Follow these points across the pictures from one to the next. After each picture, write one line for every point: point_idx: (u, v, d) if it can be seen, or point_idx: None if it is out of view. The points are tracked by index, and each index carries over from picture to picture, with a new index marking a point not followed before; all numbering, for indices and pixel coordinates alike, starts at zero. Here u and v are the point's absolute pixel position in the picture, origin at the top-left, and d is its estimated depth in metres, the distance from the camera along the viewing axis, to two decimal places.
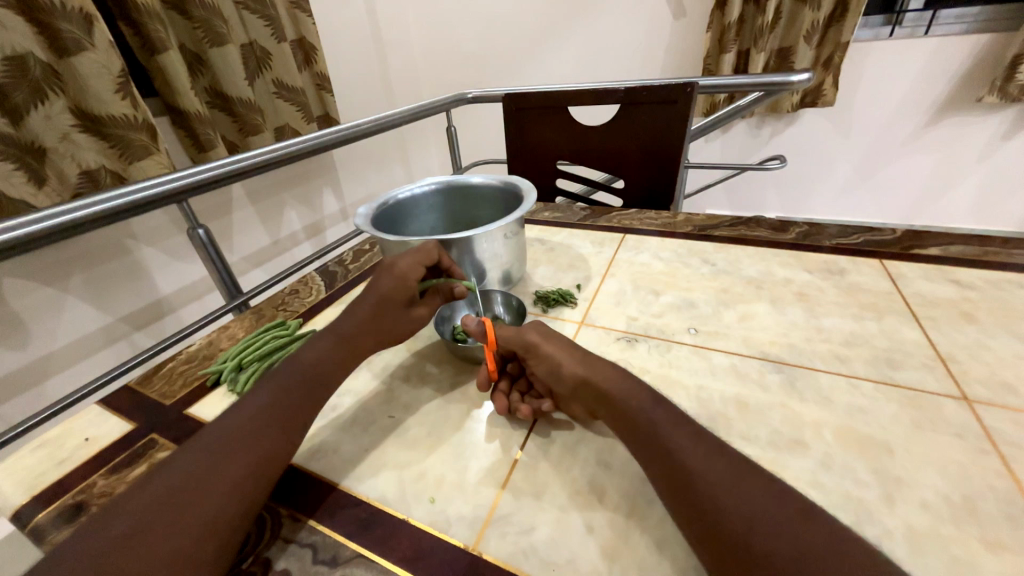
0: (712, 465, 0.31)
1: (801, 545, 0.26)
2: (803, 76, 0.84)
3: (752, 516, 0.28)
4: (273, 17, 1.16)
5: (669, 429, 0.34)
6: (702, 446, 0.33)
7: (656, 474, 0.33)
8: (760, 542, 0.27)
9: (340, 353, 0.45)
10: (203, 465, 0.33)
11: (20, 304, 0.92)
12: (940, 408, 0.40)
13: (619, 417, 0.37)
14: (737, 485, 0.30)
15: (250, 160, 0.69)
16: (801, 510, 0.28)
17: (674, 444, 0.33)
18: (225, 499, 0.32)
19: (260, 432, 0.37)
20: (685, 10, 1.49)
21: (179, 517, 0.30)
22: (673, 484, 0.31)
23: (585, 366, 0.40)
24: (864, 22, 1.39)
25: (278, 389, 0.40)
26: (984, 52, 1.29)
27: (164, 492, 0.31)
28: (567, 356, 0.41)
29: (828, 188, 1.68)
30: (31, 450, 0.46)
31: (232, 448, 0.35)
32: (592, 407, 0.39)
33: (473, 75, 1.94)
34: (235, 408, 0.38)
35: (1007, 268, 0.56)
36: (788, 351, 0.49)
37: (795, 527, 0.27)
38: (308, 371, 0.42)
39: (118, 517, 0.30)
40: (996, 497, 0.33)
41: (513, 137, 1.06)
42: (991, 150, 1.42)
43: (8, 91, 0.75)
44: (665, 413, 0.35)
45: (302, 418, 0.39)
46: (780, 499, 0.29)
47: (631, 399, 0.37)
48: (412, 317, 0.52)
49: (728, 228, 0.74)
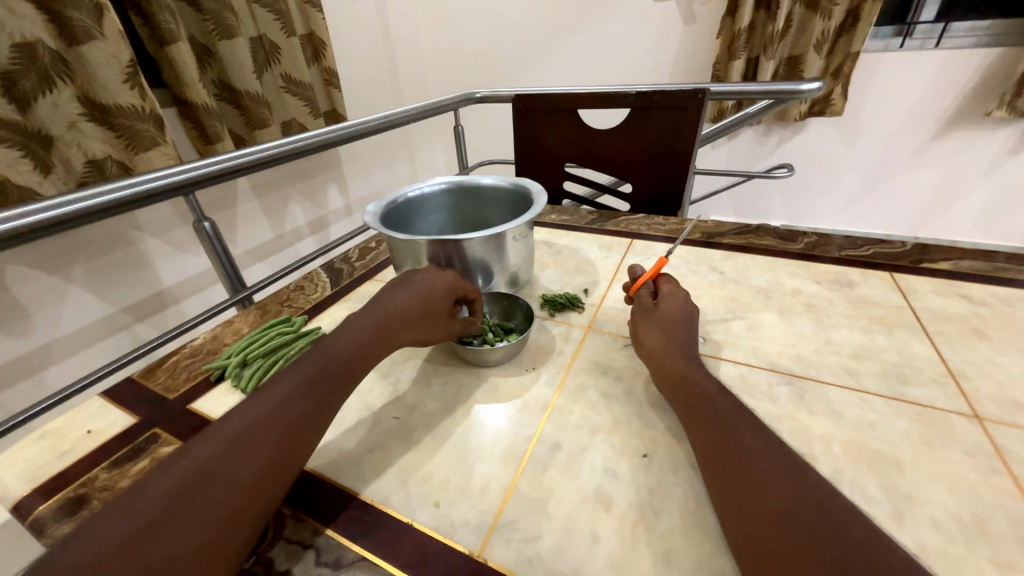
0: (760, 455, 0.32)
1: (849, 524, 0.27)
2: (814, 86, 0.84)
3: (785, 509, 0.28)
4: (283, 12, 1.16)
5: (729, 412, 0.36)
6: (753, 438, 0.33)
7: (705, 458, 0.34)
8: (806, 515, 0.27)
9: (364, 342, 0.44)
10: (224, 455, 0.33)
11: (22, 291, 0.91)
12: (950, 425, 0.40)
13: (685, 394, 0.39)
14: (776, 477, 0.30)
15: (258, 154, 0.68)
16: (838, 507, 0.28)
17: (732, 426, 0.35)
18: (244, 493, 0.32)
19: (282, 423, 0.36)
20: (696, 16, 1.49)
21: (200, 507, 0.30)
22: (726, 460, 0.33)
23: (679, 335, 0.45)
24: (875, 33, 1.38)
25: (300, 379, 0.39)
26: (993, 66, 1.29)
27: (186, 478, 0.31)
28: (678, 326, 0.46)
29: (834, 197, 1.67)
30: (32, 441, 0.45)
31: (252, 439, 0.34)
32: (666, 394, 0.42)
33: (481, 75, 1.94)
34: (259, 396, 0.38)
35: (1016, 284, 0.56)
36: (797, 363, 0.48)
37: (839, 509, 0.28)
38: (332, 361, 0.42)
39: (138, 502, 0.30)
40: (1007, 517, 0.33)
41: (521, 138, 1.06)
42: (996, 165, 1.42)
43: (17, 78, 0.75)
44: (728, 401, 0.37)
45: (324, 409, 0.39)
46: (815, 500, 0.28)
47: (706, 382, 0.39)
48: (447, 327, 0.50)
49: (736, 236, 0.74)
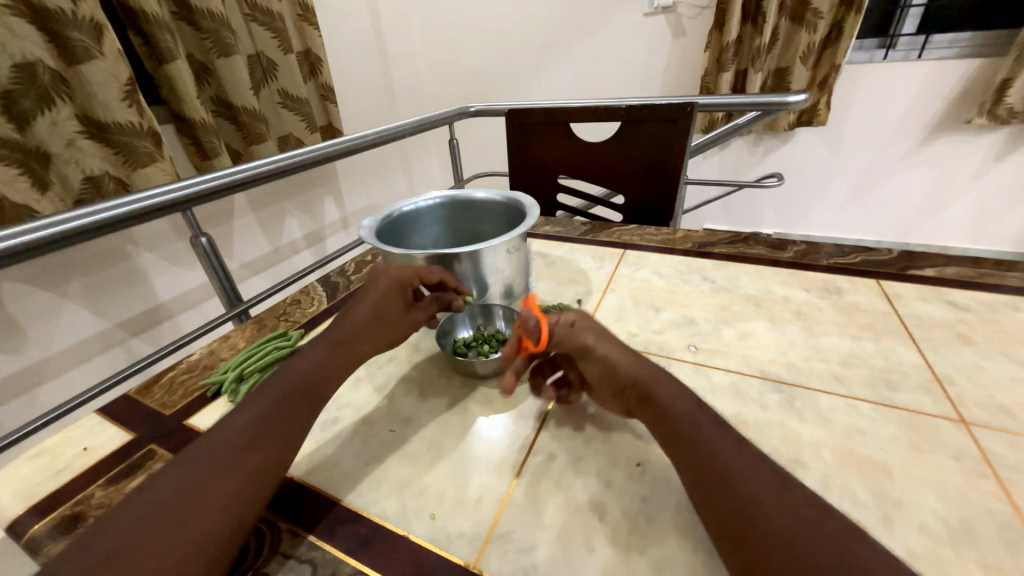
0: (749, 479, 0.31)
1: (846, 553, 0.26)
2: (799, 98, 0.86)
3: (781, 543, 0.27)
4: (281, 29, 1.18)
5: (710, 431, 0.34)
6: (739, 460, 0.32)
7: (692, 484, 0.32)
8: (804, 550, 0.26)
9: (335, 359, 0.44)
10: (194, 481, 0.32)
11: (16, 308, 0.91)
12: (936, 430, 0.41)
13: (660, 416, 0.36)
14: (770, 505, 0.29)
15: (254, 170, 0.69)
16: (835, 532, 0.27)
17: (717, 449, 0.33)
18: (215, 516, 0.31)
19: (251, 445, 0.35)
20: (685, 30, 1.53)
21: (169, 534, 0.29)
22: (714, 490, 0.31)
23: (645, 369, 0.39)
24: (859, 45, 1.43)
25: (267, 400, 0.39)
26: (974, 76, 1.32)
27: (154, 507, 0.30)
28: (622, 357, 0.39)
29: (825, 204, 1.70)
30: (27, 459, 0.45)
31: (223, 462, 0.34)
32: (639, 415, 0.38)
33: (476, 88, 1.97)
34: (227, 420, 0.38)
35: (1000, 290, 0.57)
36: (788, 370, 0.49)
37: (836, 537, 0.27)
38: (298, 380, 0.41)
39: (105, 535, 0.29)
40: (994, 521, 0.33)
41: (514, 151, 1.07)
42: (983, 171, 1.44)
43: (15, 97, 0.76)
44: (706, 419, 0.35)
45: (299, 428, 0.39)
46: (810, 532, 0.27)
47: (680, 401, 0.36)
48: (411, 318, 0.52)
49: (727, 245, 0.75)
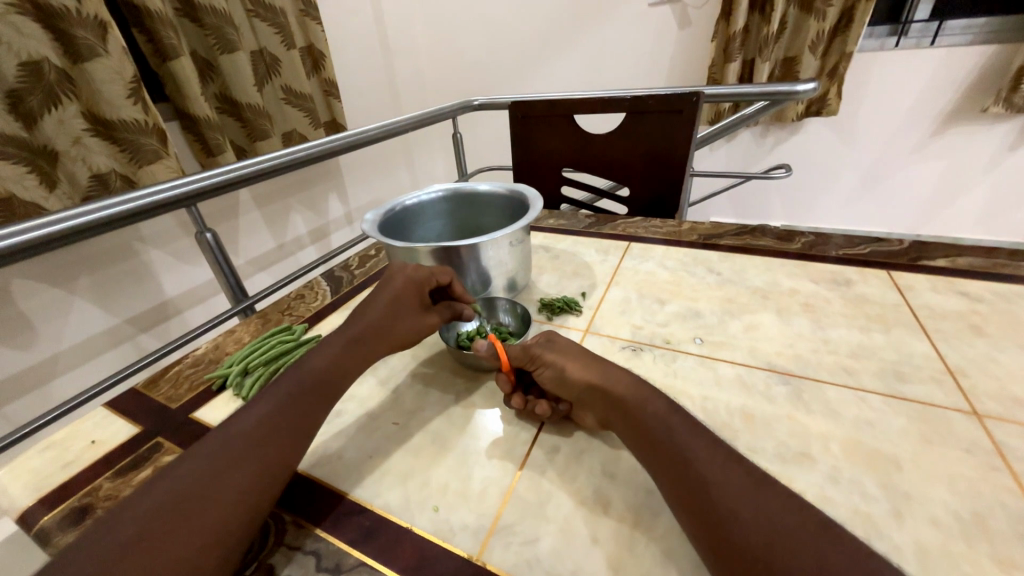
0: (724, 485, 0.30)
1: (824, 561, 0.25)
2: (809, 86, 0.84)
3: (757, 552, 0.26)
4: (284, 25, 1.18)
5: (683, 436, 0.33)
6: (714, 465, 0.31)
7: (669, 492, 0.31)
8: (780, 559, 0.25)
9: (349, 357, 0.45)
10: (210, 470, 0.33)
11: (27, 304, 0.93)
12: (948, 423, 0.40)
13: (632, 425, 0.36)
14: (746, 512, 0.28)
15: (260, 164, 0.69)
16: (815, 538, 0.26)
17: (691, 455, 0.32)
18: (229, 507, 0.31)
19: (268, 438, 0.36)
20: (691, 19, 1.50)
21: (185, 523, 0.30)
22: (690, 499, 0.30)
23: (613, 377, 0.39)
24: (870, 32, 1.39)
25: (284, 394, 0.39)
26: (989, 63, 1.29)
27: (172, 495, 0.31)
28: (571, 361, 0.41)
29: (834, 195, 1.67)
30: (37, 451, 0.46)
31: (238, 453, 0.34)
32: (615, 425, 0.37)
33: (479, 82, 1.96)
34: (244, 411, 0.38)
35: (1015, 280, 0.56)
36: (795, 363, 0.48)
37: (816, 542, 0.26)
38: (311, 377, 0.42)
39: (124, 521, 0.30)
40: (1008, 515, 0.32)
41: (518, 144, 1.06)
42: (997, 161, 1.41)
43: (23, 96, 0.76)
44: (680, 424, 0.34)
45: (312, 423, 0.39)
46: (787, 539, 0.26)
47: (648, 408, 0.36)
48: (423, 322, 0.51)
49: (733, 237, 0.74)
